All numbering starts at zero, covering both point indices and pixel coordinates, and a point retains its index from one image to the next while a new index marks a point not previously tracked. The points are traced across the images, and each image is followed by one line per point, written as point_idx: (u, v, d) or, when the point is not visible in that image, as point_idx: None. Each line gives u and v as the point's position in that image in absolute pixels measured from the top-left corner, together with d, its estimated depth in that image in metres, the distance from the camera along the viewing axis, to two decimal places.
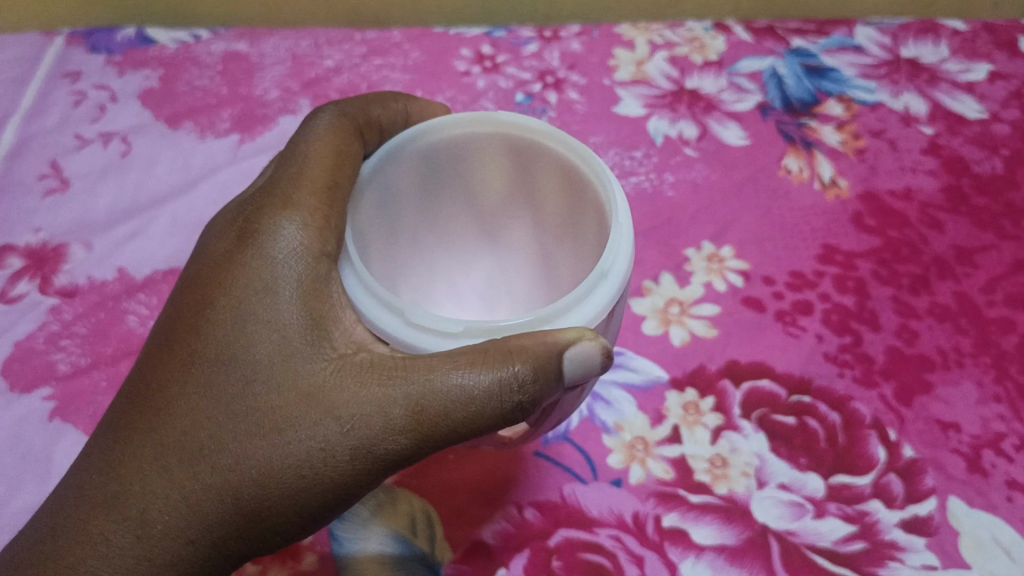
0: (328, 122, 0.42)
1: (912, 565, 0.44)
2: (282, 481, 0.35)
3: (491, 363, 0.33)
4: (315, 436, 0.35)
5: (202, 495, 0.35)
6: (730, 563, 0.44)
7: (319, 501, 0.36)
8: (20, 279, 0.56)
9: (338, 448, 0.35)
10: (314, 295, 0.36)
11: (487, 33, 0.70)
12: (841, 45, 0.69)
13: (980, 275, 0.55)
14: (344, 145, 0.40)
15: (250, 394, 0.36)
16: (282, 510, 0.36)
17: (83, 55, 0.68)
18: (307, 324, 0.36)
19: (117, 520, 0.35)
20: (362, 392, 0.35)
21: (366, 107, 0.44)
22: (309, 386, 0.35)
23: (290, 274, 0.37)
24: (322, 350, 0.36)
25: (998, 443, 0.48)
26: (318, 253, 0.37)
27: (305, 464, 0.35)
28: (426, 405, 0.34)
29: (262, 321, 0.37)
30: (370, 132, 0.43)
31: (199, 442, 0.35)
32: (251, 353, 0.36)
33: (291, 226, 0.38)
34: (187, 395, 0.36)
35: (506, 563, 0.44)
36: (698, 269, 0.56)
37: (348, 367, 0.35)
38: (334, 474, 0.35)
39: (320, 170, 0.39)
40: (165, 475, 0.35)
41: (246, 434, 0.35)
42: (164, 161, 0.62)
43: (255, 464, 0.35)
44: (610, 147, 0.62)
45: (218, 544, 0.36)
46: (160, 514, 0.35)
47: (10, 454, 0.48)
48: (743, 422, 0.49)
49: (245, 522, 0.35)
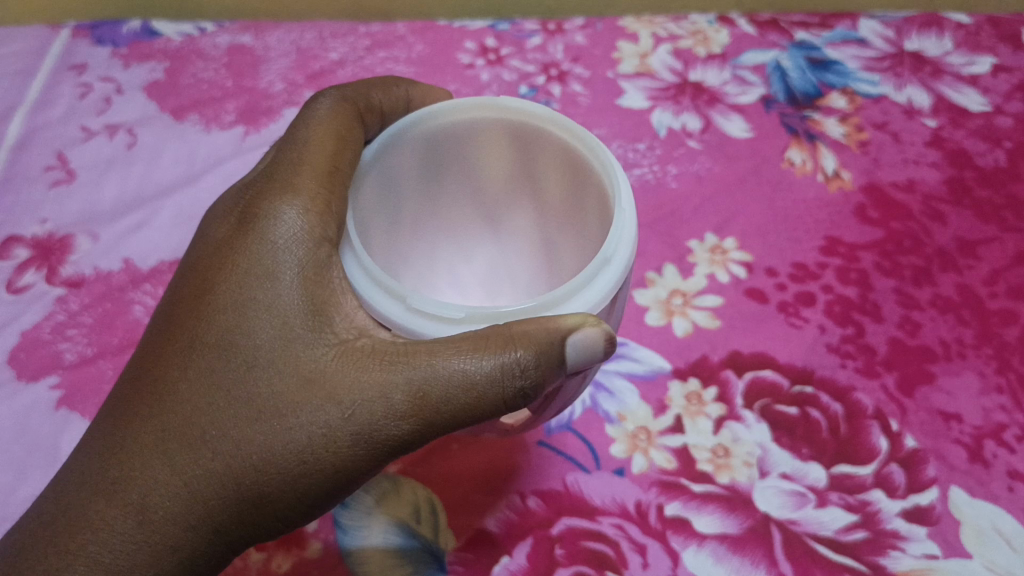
0: (328, 108, 0.42)
1: (913, 555, 0.44)
2: (282, 467, 0.35)
3: (493, 348, 0.33)
4: (316, 421, 0.35)
5: (203, 480, 0.35)
6: (731, 552, 0.44)
7: (320, 487, 0.36)
8: (26, 269, 0.56)
9: (340, 434, 0.35)
10: (315, 281, 0.37)
11: (491, 26, 0.70)
12: (844, 38, 0.69)
13: (983, 267, 0.55)
14: (345, 130, 0.41)
15: (251, 380, 0.36)
16: (283, 496, 0.36)
17: (88, 47, 0.68)
18: (308, 309, 0.36)
19: (118, 505, 0.35)
20: (363, 377, 0.35)
21: (366, 91, 0.44)
22: (310, 372, 0.36)
23: (291, 260, 0.37)
24: (323, 336, 0.36)
25: (999, 434, 0.48)
26: (319, 238, 0.37)
27: (306, 450, 0.35)
28: (427, 391, 0.34)
29: (262, 307, 0.37)
30: (371, 117, 0.43)
31: (201, 427, 0.36)
32: (252, 339, 0.36)
33: (292, 211, 0.38)
34: (187, 380, 0.37)
35: (509, 551, 0.45)
36: (701, 260, 0.56)
37: (348, 353, 0.35)
38: (336, 460, 0.35)
39: (320, 155, 0.39)
40: (166, 460, 0.35)
41: (247, 420, 0.35)
42: (170, 153, 0.62)
43: (256, 449, 0.35)
44: (614, 139, 0.62)
45: (220, 529, 0.36)
46: (161, 499, 0.35)
47: (17, 442, 0.49)
48: (745, 412, 0.49)
49: (247, 507, 0.36)
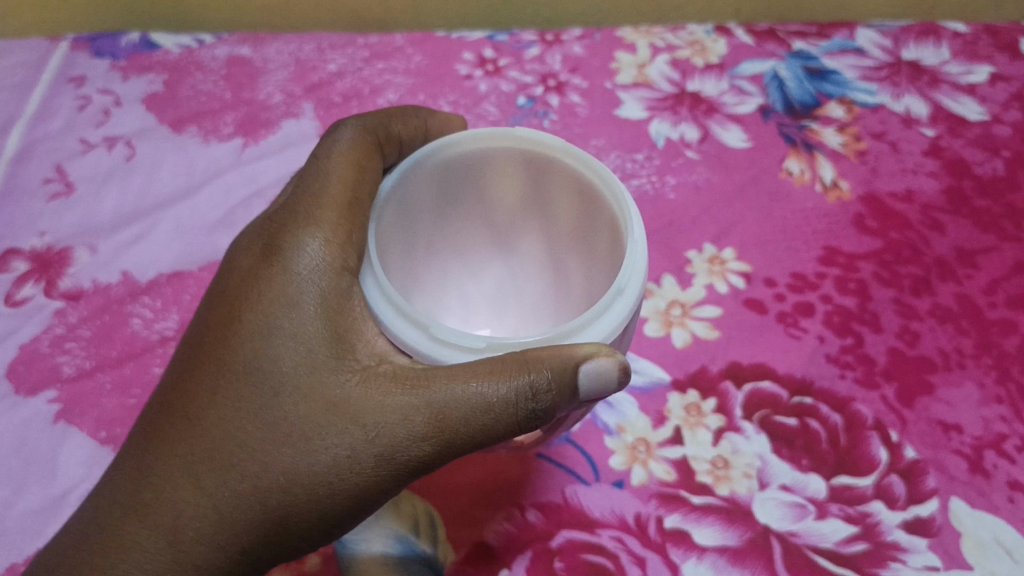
0: (350, 138, 0.42)
1: (913, 566, 0.44)
2: (307, 490, 0.35)
3: (510, 372, 0.33)
4: (339, 444, 0.35)
5: (229, 505, 0.35)
6: (731, 565, 0.44)
7: (344, 509, 0.36)
8: (25, 282, 0.56)
9: (363, 456, 0.35)
10: (338, 309, 0.37)
11: (489, 37, 0.71)
12: (842, 47, 0.69)
13: (981, 276, 0.55)
14: (365, 161, 0.41)
15: (276, 405, 0.36)
16: (308, 518, 0.36)
17: (87, 59, 0.68)
18: (330, 334, 0.36)
19: (146, 528, 0.35)
20: (387, 401, 0.35)
21: (387, 121, 0.44)
22: (333, 397, 0.36)
23: (314, 288, 0.37)
24: (346, 363, 0.36)
25: (1000, 444, 0.48)
26: (342, 266, 0.37)
27: (331, 472, 0.35)
28: (449, 414, 0.34)
29: (286, 334, 0.37)
30: (390, 147, 0.43)
31: (226, 451, 0.36)
32: (276, 366, 0.36)
33: (314, 243, 0.38)
34: (213, 405, 0.37)
35: (509, 564, 0.45)
36: (700, 271, 0.56)
37: (371, 379, 0.35)
38: (359, 481, 0.35)
39: (342, 187, 0.39)
40: (193, 484, 0.35)
41: (271, 445, 0.35)
42: (169, 166, 0.62)
43: (281, 473, 0.35)
44: (612, 150, 0.63)
45: (244, 553, 0.36)
46: (189, 523, 0.35)
47: (16, 455, 0.49)
48: (744, 423, 0.49)
49: (271, 530, 0.36)
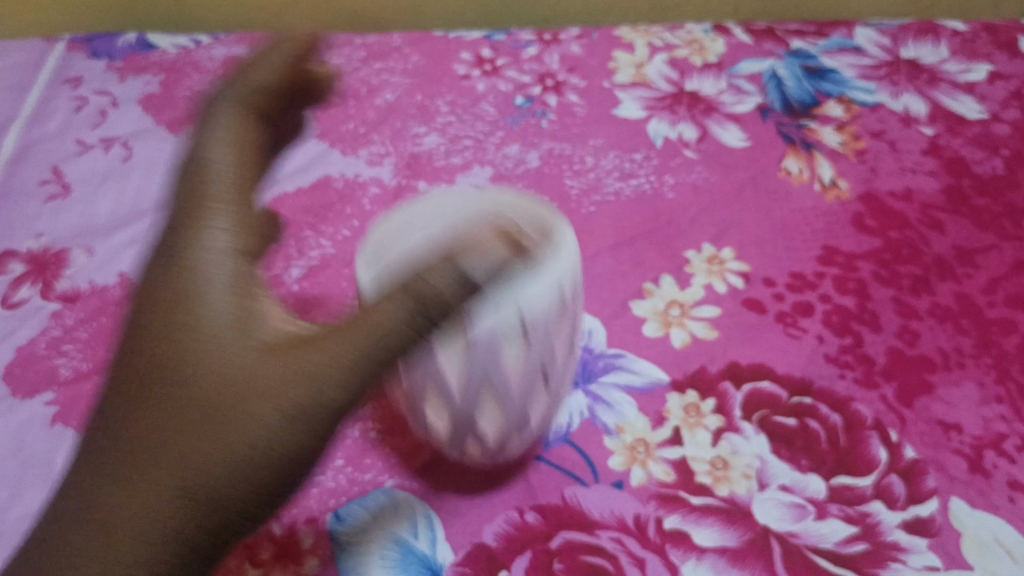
0: (224, 117, 0.40)
1: (915, 567, 0.44)
2: (222, 470, 0.33)
3: (400, 296, 0.32)
4: (249, 415, 0.33)
5: (161, 505, 0.33)
6: (731, 566, 0.44)
7: (273, 475, 0.34)
8: (22, 284, 0.56)
9: (281, 419, 0.33)
10: (241, 286, 0.36)
11: (487, 38, 0.71)
12: (841, 46, 0.70)
13: (981, 275, 0.55)
14: (246, 133, 0.40)
15: (178, 395, 0.34)
16: (236, 496, 0.34)
17: (83, 61, 0.69)
18: (235, 312, 0.35)
19: (79, 538, 0.34)
20: (293, 361, 0.33)
21: (242, 81, 0.42)
22: (233, 371, 0.34)
23: (215, 269, 0.36)
24: (242, 337, 0.34)
25: (1000, 444, 0.48)
26: (239, 250, 0.37)
27: (242, 442, 0.33)
28: (356, 357, 0.33)
29: (189, 326, 0.35)
30: (263, 105, 0.42)
31: (145, 457, 0.34)
32: (182, 354, 0.35)
33: (213, 230, 0.36)
34: (130, 421, 0.35)
35: (507, 566, 0.44)
36: (699, 270, 0.56)
37: (272, 346, 0.34)
38: (274, 443, 0.33)
39: (229, 170, 0.39)
40: (120, 498, 0.34)
41: (179, 436, 0.33)
42: (165, 166, 0.62)
43: (195, 458, 0.33)
44: (611, 149, 0.62)
45: (186, 543, 0.34)
46: (127, 536, 0.33)
47: (13, 458, 0.48)
48: (744, 423, 0.49)
49: (204, 515, 0.34)
